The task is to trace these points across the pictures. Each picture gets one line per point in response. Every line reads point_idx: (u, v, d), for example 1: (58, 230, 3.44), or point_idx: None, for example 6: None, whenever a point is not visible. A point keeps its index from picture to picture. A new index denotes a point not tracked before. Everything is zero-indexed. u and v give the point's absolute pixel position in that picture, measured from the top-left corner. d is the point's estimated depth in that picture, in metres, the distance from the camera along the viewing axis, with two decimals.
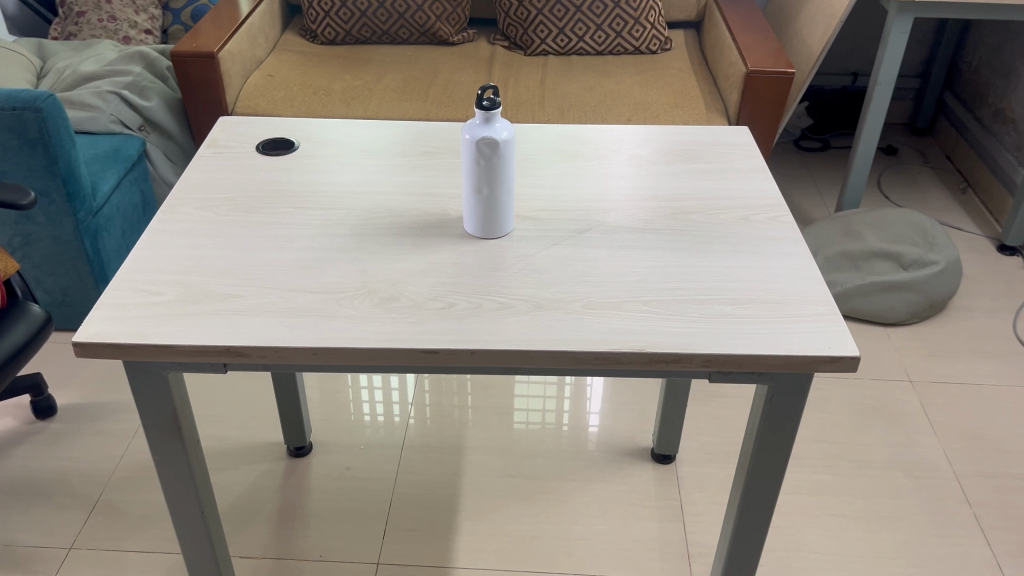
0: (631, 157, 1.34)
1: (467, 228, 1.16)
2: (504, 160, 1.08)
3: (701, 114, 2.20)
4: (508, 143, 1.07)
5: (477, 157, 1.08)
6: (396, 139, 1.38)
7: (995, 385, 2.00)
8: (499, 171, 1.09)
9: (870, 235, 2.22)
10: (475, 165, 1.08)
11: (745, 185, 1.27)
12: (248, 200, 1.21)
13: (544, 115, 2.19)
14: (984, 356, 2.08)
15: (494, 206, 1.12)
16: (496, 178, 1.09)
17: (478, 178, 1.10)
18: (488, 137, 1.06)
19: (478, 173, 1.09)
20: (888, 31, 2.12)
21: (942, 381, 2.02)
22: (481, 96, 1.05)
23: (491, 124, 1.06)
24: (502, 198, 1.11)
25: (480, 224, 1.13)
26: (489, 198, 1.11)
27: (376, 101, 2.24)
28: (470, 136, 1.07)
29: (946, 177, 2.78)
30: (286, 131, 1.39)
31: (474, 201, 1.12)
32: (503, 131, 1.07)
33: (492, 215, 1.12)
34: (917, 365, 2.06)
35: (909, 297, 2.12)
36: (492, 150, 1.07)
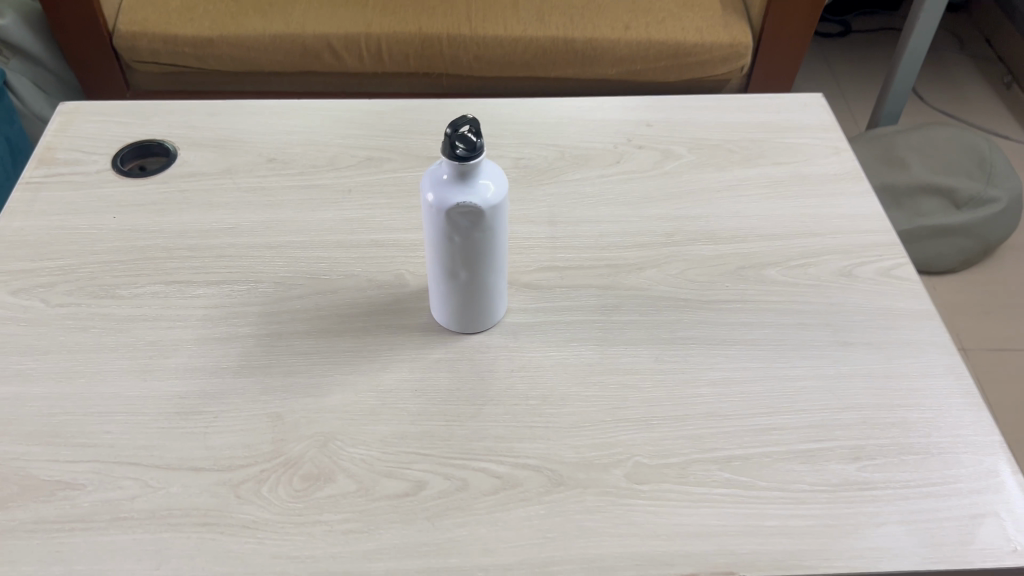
0: (666, 158, 0.92)
1: (431, 313, 0.76)
2: (495, 230, 0.68)
3: (717, 16, 1.74)
4: (499, 206, 0.66)
5: (449, 232, 0.67)
6: (320, 137, 0.94)
7: None
8: (486, 246, 0.68)
9: (917, 164, 1.83)
10: (447, 242, 0.67)
11: (837, 205, 0.87)
12: (99, 272, 0.79)
13: (519, 23, 1.71)
14: None
15: (478, 293, 0.72)
16: (482, 257, 0.69)
17: (451, 260, 0.69)
18: (469, 204, 0.65)
19: (451, 253, 0.68)
20: None
21: (1001, 345, 1.68)
22: (453, 144, 0.63)
23: (471, 180, 0.65)
24: (491, 281, 0.72)
25: (454, 316, 0.74)
26: (471, 284, 0.71)
27: (302, 8, 1.73)
28: (438, 202, 0.65)
29: (985, 67, 2.37)
30: (160, 127, 0.94)
31: (446, 287, 0.71)
32: (490, 190, 0.65)
33: (475, 305, 0.73)
34: (970, 325, 1.72)
35: (960, 243, 1.77)
36: (474, 221, 0.66)
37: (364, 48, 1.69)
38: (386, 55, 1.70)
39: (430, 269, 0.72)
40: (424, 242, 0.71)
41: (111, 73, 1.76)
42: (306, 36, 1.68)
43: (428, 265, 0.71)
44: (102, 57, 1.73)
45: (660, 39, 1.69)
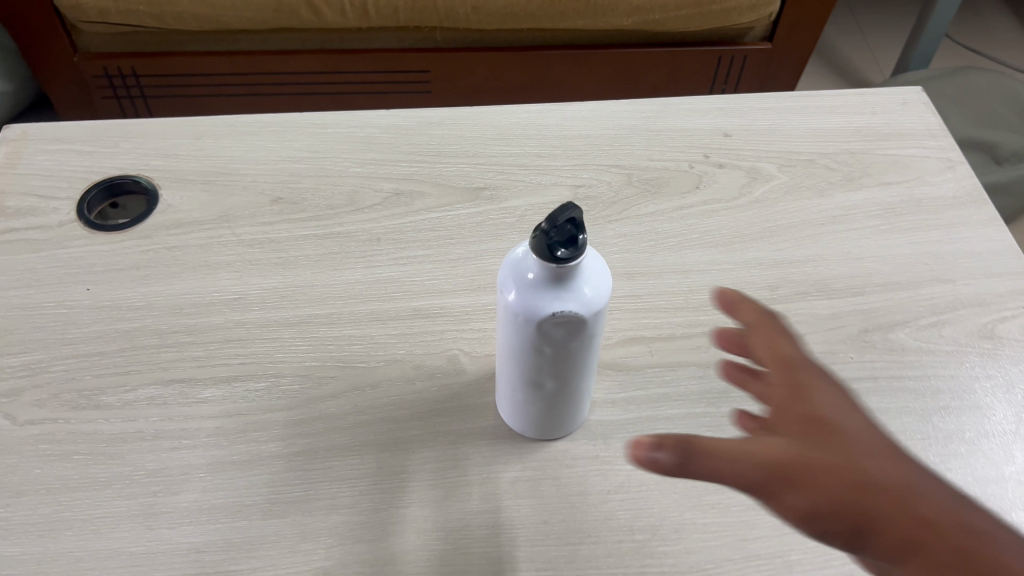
0: (753, 180, 0.77)
1: (502, 412, 0.61)
2: (596, 335, 0.52)
3: None
4: (603, 309, 0.51)
5: (537, 343, 0.51)
6: (333, 165, 0.77)
7: None
8: (583, 352, 0.53)
9: (954, 117, 1.68)
10: (534, 353, 0.52)
11: (962, 239, 0.73)
12: (76, 372, 0.63)
13: None
14: None
15: (568, 398, 0.57)
16: (578, 364, 0.54)
17: (537, 371, 0.54)
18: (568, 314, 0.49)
19: (538, 363, 0.53)
20: None
21: None
22: (552, 255, 0.47)
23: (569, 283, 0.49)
24: (584, 384, 0.57)
25: (534, 421, 0.59)
26: (559, 391, 0.56)
27: None
28: (525, 312, 0.49)
29: None
30: (134, 157, 0.76)
31: (527, 393, 0.56)
32: (592, 293, 0.49)
33: (558, 413, 0.58)
34: None
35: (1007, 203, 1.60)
36: (573, 332, 0.50)
37: None
38: (373, 8, 1.47)
39: (505, 372, 0.57)
40: (497, 344, 0.56)
41: (53, 35, 1.48)
42: None
43: (504, 368, 0.56)
44: (39, 17, 1.45)
45: None
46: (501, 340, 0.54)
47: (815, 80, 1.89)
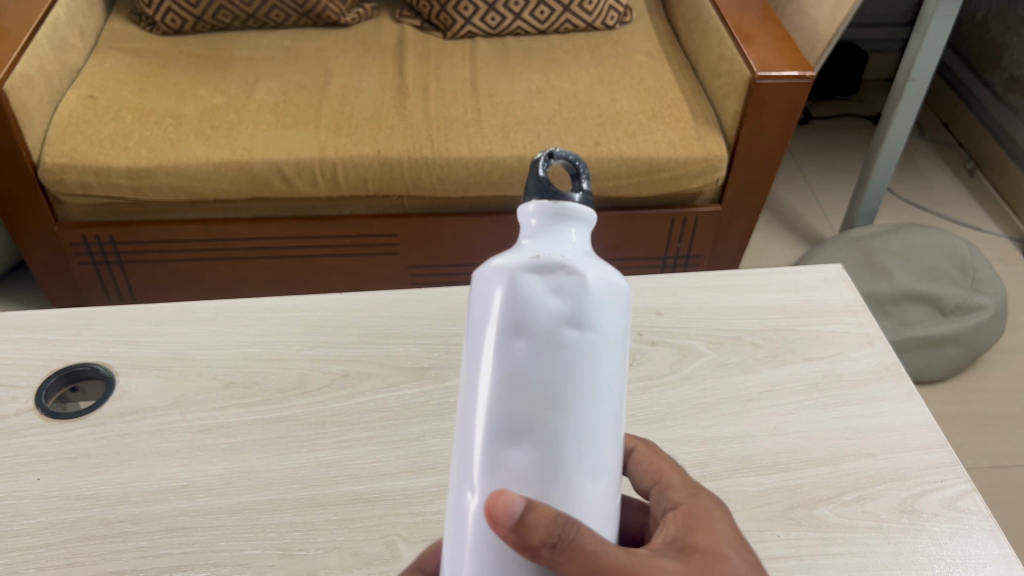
0: (684, 357, 0.82)
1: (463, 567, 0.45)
2: (595, 348, 0.46)
3: (690, 127, 1.66)
4: (602, 303, 0.47)
5: (514, 326, 0.45)
6: (285, 349, 0.81)
7: None
8: (573, 370, 0.45)
9: (899, 272, 1.74)
10: (505, 353, 0.45)
11: (879, 415, 0.78)
12: (19, 565, 0.64)
13: (483, 141, 1.58)
14: None
15: (542, 485, 0.44)
16: (564, 391, 0.44)
17: (505, 406, 0.44)
18: (556, 269, 0.47)
19: (508, 389, 0.44)
20: (929, 15, 1.56)
21: (1006, 465, 1.51)
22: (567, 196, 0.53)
23: (568, 253, 0.49)
24: (573, 458, 0.44)
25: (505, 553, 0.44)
26: (535, 455, 0.44)
27: (247, 130, 1.55)
28: (507, 276, 0.47)
29: (947, 152, 2.31)
30: (97, 344, 0.81)
31: (491, 469, 0.44)
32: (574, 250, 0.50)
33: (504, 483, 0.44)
34: (969, 443, 1.55)
35: (953, 353, 1.64)
36: (561, 311, 0.46)
37: (317, 173, 1.53)
38: (342, 179, 1.54)
39: (465, 466, 0.46)
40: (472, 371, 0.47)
41: (36, 206, 1.55)
42: (252, 162, 1.50)
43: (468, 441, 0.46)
44: (23, 190, 1.52)
45: (633, 155, 1.59)
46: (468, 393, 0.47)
47: (768, 236, 1.98)
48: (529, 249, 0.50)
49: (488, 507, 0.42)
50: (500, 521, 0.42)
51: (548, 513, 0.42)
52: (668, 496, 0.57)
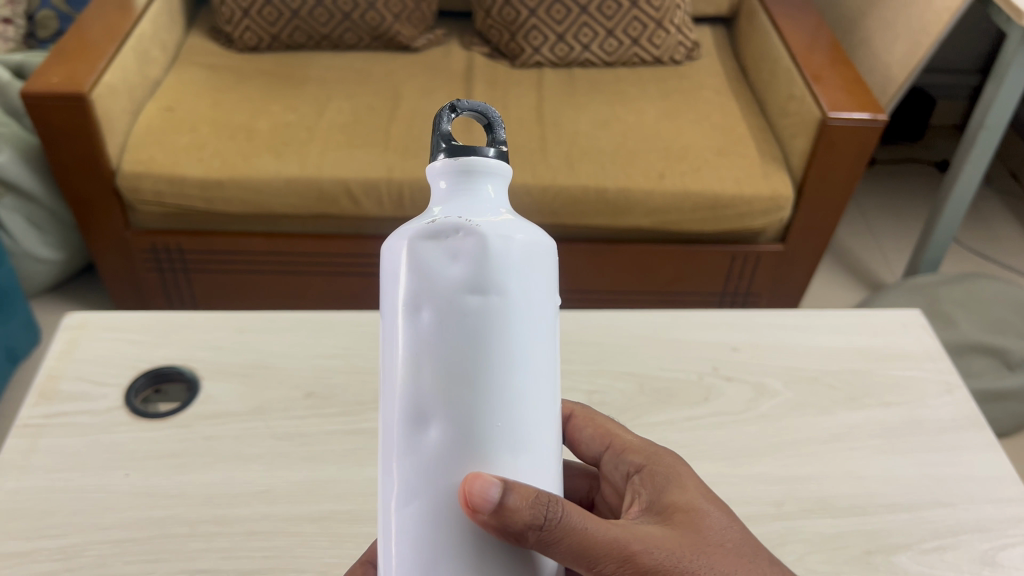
0: (760, 395, 0.81)
1: (391, 556, 0.44)
2: (503, 310, 0.43)
3: (756, 165, 1.66)
4: (511, 262, 0.44)
5: (416, 299, 0.43)
6: (365, 363, 0.83)
7: None
8: (477, 336, 0.43)
9: (964, 321, 1.71)
10: (412, 329, 0.43)
11: (961, 466, 0.76)
12: (107, 558, 0.65)
13: (549, 169, 1.59)
14: None
15: (459, 463, 0.43)
16: (468, 363, 0.43)
17: (414, 383, 0.43)
18: (455, 232, 0.44)
19: (415, 366, 0.43)
20: (1006, 63, 1.55)
21: None
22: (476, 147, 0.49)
23: (479, 213, 0.46)
24: (489, 430, 0.43)
25: (427, 541, 0.43)
26: (448, 432, 0.43)
27: (317, 148, 1.58)
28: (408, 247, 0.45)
29: (1014, 203, 2.28)
30: (183, 349, 0.83)
31: (406, 451, 0.43)
32: (489, 210, 0.47)
33: (421, 465, 0.43)
34: None
35: (1018, 408, 1.60)
36: (464, 277, 0.43)
37: (384, 193, 1.55)
38: (408, 200, 1.56)
39: (387, 450, 0.45)
40: (384, 346, 0.46)
41: (111, 212, 1.60)
42: (321, 179, 1.54)
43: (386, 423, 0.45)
44: (101, 194, 1.56)
45: (695, 191, 1.60)
46: (385, 373, 0.46)
47: (827, 277, 1.96)
48: (439, 212, 0.47)
49: (465, 494, 0.41)
50: (478, 507, 0.41)
51: (525, 497, 0.42)
52: (628, 460, 0.61)
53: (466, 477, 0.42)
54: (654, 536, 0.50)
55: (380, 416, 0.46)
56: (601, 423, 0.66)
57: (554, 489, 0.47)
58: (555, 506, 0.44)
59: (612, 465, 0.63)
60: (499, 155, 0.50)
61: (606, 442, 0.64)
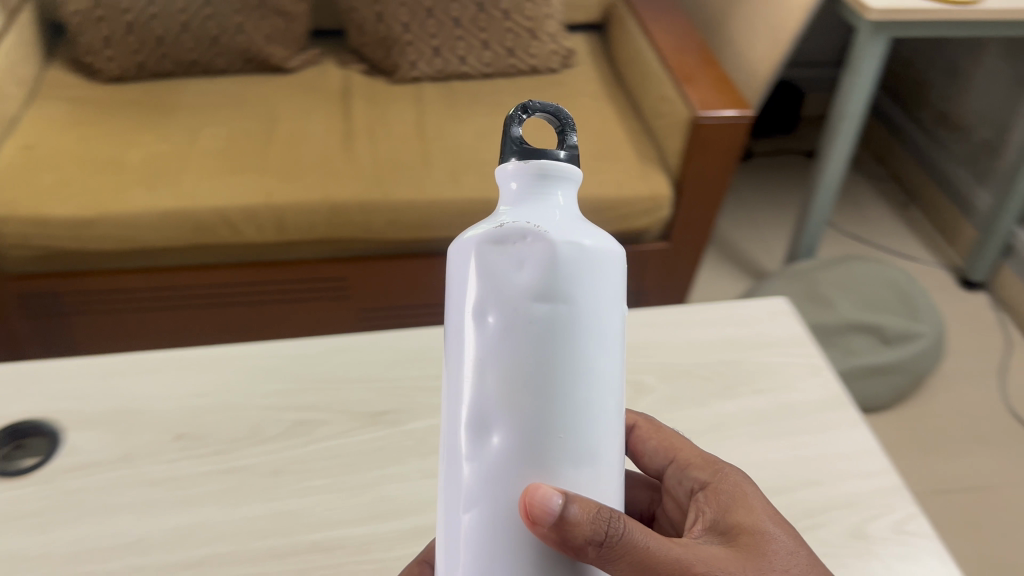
0: (638, 394, 0.83)
1: (452, 557, 0.46)
2: (570, 319, 0.44)
3: (635, 167, 1.69)
4: (578, 271, 0.45)
5: (484, 304, 0.45)
6: (239, 398, 0.80)
7: (1005, 483, 1.57)
8: (548, 345, 0.44)
9: (842, 302, 1.78)
10: (481, 334, 0.44)
11: (829, 444, 0.80)
12: None
13: (432, 183, 1.59)
14: (980, 442, 1.65)
15: (521, 471, 0.44)
16: (536, 373, 0.44)
17: (481, 389, 0.44)
18: (523, 237, 0.45)
19: (482, 373, 0.44)
20: (857, 55, 1.62)
21: (949, 488, 1.55)
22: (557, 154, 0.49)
23: (548, 219, 0.46)
24: (552, 439, 0.44)
25: (489, 545, 0.44)
26: (509, 440, 0.44)
27: (193, 178, 1.53)
28: (475, 251, 0.46)
29: (882, 186, 2.40)
30: (42, 400, 0.79)
31: (471, 456, 0.45)
32: (555, 214, 0.47)
33: (486, 470, 0.45)
34: (915, 468, 1.59)
35: (896, 381, 1.68)
36: (532, 285, 0.44)
37: (265, 219, 1.52)
38: (290, 224, 1.53)
39: (451, 453, 0.46)
40: (450, 347, 0.47)
41: None
42: (198, 210, 1.49)
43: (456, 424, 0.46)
44: None
45: (579, 195, 1.62)
46: (452, 373, 0.47)
47: (713, 270, 2.02)
48: (507, 215, 0.48)
49: (528, 503, 0.43)
50: (539, 518, 0.42)
51: (587, 510, 0.44)
52: (691, 474, 0.63)
53: (527, 487, 0.44)
54: (716, 560, 0.52)
55: (443, 414, 0.48)
56: (664, 435, 0.68)
57: (615, 501, 0.48)
58: (618, 523, 0.45)
59: (676, 480, 0.64)
60: (569, 158, 0.50)
61: (668, 456, 0.66)
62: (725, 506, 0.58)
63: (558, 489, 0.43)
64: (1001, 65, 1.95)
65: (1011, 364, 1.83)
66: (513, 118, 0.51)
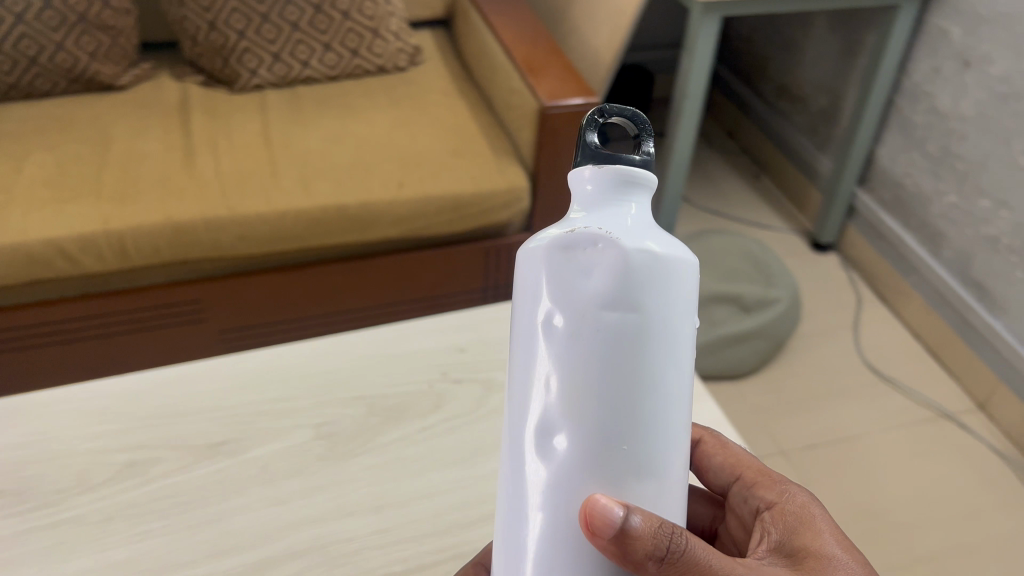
0: (488, 393, 0.84)
1: (515, 555, 0.47)
2: (641, 328, 0.44)
3: (489, 161, 1.69)
4: (650, 280, 0.44)
5: (553, 308, 0.45)
6: (64, 444, 0.76)
7: (865, 432, 1.65)
8: (619, 353, 0.44)
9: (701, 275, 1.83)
10: (549, 337, 0.45)
11: None
12: None
13: (282, 193, 1.53)
14: (840, 396, 1.73)
15: (587, 478, 0.45)
16: (603, 381, 0.44)
17: (549, 396, 0.45)
18: (592, 244, 0.45)
19: (554, 380, 0.44)
20: (693, 34, 1.66)
21: (815, 444, 1.63)
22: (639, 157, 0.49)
23: (617, 226, 0.46)
24: (620, 448, 0.44)
25: (555, 545, 0.45)
26: (576, 446, 0.44)
27: (18, 211, 1.43)
28: (546, 255, 0.45)
29: (733, 160, 2.48)
30: None
31: (538, 456, 0.46)
32: (624, 220, 0.47)
33: (548, 474, 0.45)
34: (782, 428, 1.65)
35: (759, 346, 1.74)
36: (603, 294, 0.44)
37: (104, 247, 1.43)
38: (131, 248, 1.45)
39: (516, 455, 0.47)
40: (517, 346, 0.47)
41: None
42: (28, 243, 1.39)
43: (521, 423, 0.46)
44: None
45: (435, 194, 1.60)
46: (518, 372, 0.47)
47: None
48: (578, 219, 0.48)
49: (589, 512, 0.43)
50: (600, 527, 0.43)
51: (648, 523, 0.45)
52: (758, 495, 0.66)
53: (589, 496, 0.44)
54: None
55: (506, 411, 0.48)
56: (730, 452, 0.71)
57: (677, 510, 0.49)
58: (678, 536, 0.46)
59: (741, 499, 0.67)
60: (647, 163, 0.50)
61: (733, 474, 0.69)
62: (793, 528, 0.61)
63: (617, 499, 0.44)
64: (829, 37, 2.04)
65: (863, 318, 1.93)
66: (586, 126, 0.51)
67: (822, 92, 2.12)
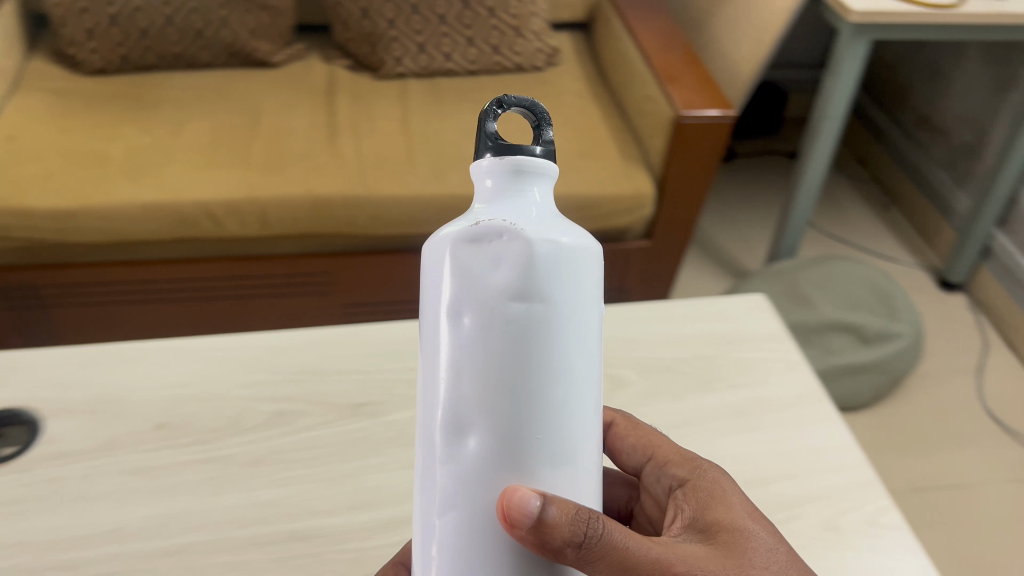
0: None
1: (429, 560, 0.45)
2: (546, 318, 0.43)
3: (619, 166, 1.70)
4: (555, 270, 0.43)
5: (457, 304, 0.43)
6: (219, 389, 0.83)
7: (980, 481, 1.59)
8: (524, 346, 0.43)
9: (822, 301, 1.79)
10: (458, 334, 0.43)
11: (805, 438, 0.81)
12: None
13: (416, 179, 1.58)
14: (958, 441, 1.67)
15: (509, 474, 0.43)
16: (513, 375, 0.43)
17: (459, 391, 0.43)
18: (498, 236, 0.44)
19: (462, 373, 0.43)
20: (839, 56, 1.62)
21: (926, 487, 1.58)
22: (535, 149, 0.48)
23: (524, 217, 0.45)
24: (529, 442, 0.43)
25: (466, 547, 0.44)
26: (486, 443, 0.43)
27: (175, 172, 1.52)
28: (451, 248, 0.44)
29: (864, 188, 2.42)
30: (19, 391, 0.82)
31: (446, 458, 0.44)
32: (530, 210, 0.46)
33: (466, 475, 0.44)
34: (893, 466, 1.61)
35: (875, 380, 1.69)
36: (510, 285, 0.43)
37: (247, 214, 1.52)
38: (273, 218, 1.53)
39: (428, 457, 0.46)
40: (427, 346, 0.46)
41: None
42: (180, 204, 1.48)
43: (432, 427, 0.45)
44: None
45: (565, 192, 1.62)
46: (426, 373, 0.46)
47: (695, 269, 2.03)
48: (483, 213, 0.46)
49: (505, 509, 0.42)
50: (519, 521, 0.42)
51: (567, 511, 0.44)
52: (671, 472, 0.63)
53: (506, 489, 0.43)
54: (693, 556, 0.52)
55: (418, 414, 0.47)
56: (643, 433, 0.69)
57: (591, 501, 0.48)
58: (597, 522, 0.45)
59: (654, 478, 0.65)
60: (545, 154, 0.49)
61: (646, 454, 0.67)
62: (704, 501, 0.58)
63: (535, 491, 0.43)
64: (983, 69, 1.96)
65: (988, 364, 1.85)
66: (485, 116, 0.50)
67: (967, 127, 2.04)
